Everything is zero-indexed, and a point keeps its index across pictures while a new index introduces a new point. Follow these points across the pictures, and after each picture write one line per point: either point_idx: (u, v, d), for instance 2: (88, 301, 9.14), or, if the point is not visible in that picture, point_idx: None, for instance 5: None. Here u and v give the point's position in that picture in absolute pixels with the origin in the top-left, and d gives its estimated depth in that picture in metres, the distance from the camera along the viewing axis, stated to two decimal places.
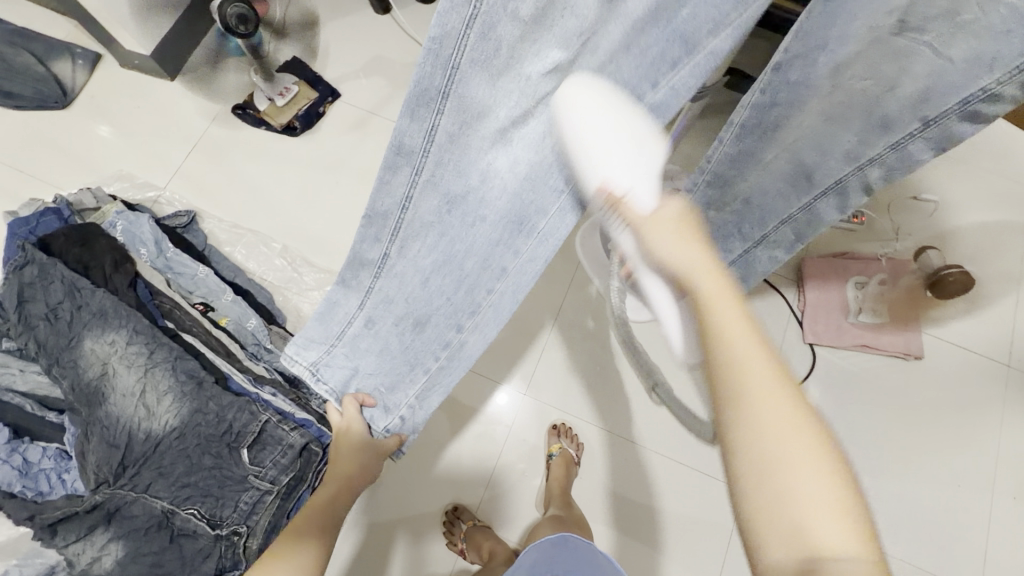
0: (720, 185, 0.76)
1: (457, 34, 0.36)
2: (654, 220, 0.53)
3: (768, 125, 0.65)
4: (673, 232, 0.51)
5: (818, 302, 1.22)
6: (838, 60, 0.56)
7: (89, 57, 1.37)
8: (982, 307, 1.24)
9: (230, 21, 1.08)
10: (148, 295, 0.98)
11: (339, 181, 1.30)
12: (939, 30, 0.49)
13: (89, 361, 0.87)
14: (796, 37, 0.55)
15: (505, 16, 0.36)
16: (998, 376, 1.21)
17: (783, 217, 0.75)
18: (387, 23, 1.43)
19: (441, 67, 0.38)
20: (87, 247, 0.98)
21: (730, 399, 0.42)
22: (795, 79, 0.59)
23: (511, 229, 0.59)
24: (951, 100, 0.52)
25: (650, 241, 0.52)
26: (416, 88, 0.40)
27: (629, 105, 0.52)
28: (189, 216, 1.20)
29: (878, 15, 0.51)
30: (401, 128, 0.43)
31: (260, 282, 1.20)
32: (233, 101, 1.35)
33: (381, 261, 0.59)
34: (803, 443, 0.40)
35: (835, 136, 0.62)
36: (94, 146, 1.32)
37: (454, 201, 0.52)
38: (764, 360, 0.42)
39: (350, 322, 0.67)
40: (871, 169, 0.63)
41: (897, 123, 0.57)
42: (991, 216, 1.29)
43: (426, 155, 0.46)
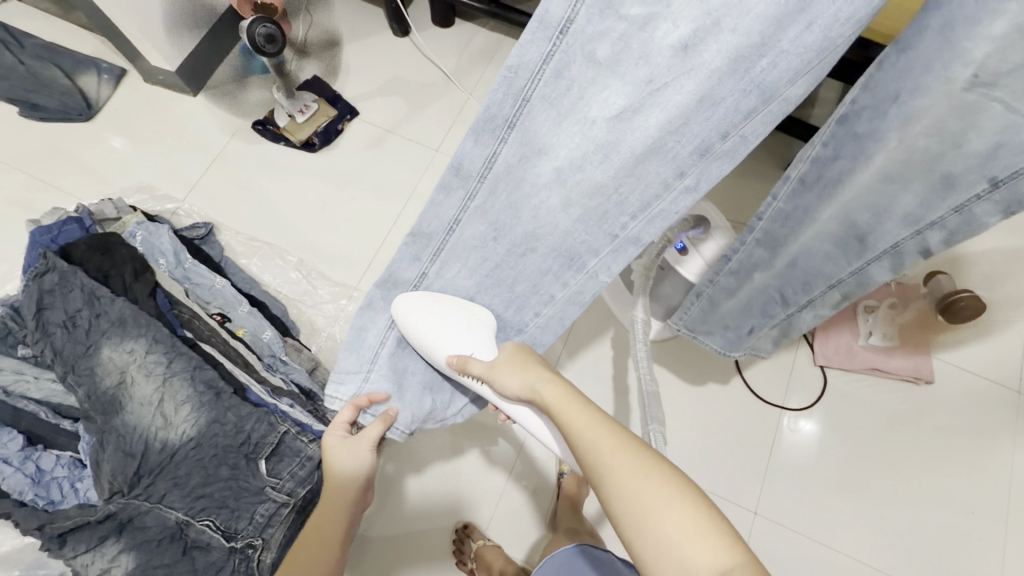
0: (768, 246, 0.69)
1: (536, 66, 0.50)
2: (497, 370, 0.68)
3: (825, 181, 0.59)
4: (516, 368, 0.67)
5: (829, 324, 1.23)
6: (908, 115, 0.49)
7: (114, 72, 1.40)
8: (992, 333, 1.25)
9: (257, 39, 1.11)
10: (167, 305, 0.99)
11: (356, 196, 1.32)
12: (1012, 86, 0.43)
13: (107, 369, 0.87)
14: (869, 84, 0.50)
15: (581, 58, 0.49)
16: (1009, 401, 1.21)
17: (831, 282, 0.69)
18: (406, 45, 1.48)
19: (513, 97, 0.52)
20: (107, 256, 0.99)
21: (601, 478, 0.53)
22: (861, 131, 0.53)
23: (561, 262, 0.68)
24: (1017, 161, 0.47)
25: (499, 377, 0.67)
26: (488, 115, 0.54)
27: (695, 162, 0.57)
28: (207, 228, 1.20)
29: (949, 69, 0.44)
30: (465, 150, 0.57)
31: (275, 295, 1.21)
32: (253, 116, 1.38)
33: (419, 280, 0.71)
34: (660, 483, 0.49)
35: (895, 194, 0.55)
36: (115, 158, 1.34)
37: (500, 231, 0.66)
38: (610, 435, 0.55)
39: (381, 344, 0.75)
40: (932, 232, 0.57)
41: (960, 182, 0.51)
42: (998, 243, 1.31)
43: (482, 179, 0.60)
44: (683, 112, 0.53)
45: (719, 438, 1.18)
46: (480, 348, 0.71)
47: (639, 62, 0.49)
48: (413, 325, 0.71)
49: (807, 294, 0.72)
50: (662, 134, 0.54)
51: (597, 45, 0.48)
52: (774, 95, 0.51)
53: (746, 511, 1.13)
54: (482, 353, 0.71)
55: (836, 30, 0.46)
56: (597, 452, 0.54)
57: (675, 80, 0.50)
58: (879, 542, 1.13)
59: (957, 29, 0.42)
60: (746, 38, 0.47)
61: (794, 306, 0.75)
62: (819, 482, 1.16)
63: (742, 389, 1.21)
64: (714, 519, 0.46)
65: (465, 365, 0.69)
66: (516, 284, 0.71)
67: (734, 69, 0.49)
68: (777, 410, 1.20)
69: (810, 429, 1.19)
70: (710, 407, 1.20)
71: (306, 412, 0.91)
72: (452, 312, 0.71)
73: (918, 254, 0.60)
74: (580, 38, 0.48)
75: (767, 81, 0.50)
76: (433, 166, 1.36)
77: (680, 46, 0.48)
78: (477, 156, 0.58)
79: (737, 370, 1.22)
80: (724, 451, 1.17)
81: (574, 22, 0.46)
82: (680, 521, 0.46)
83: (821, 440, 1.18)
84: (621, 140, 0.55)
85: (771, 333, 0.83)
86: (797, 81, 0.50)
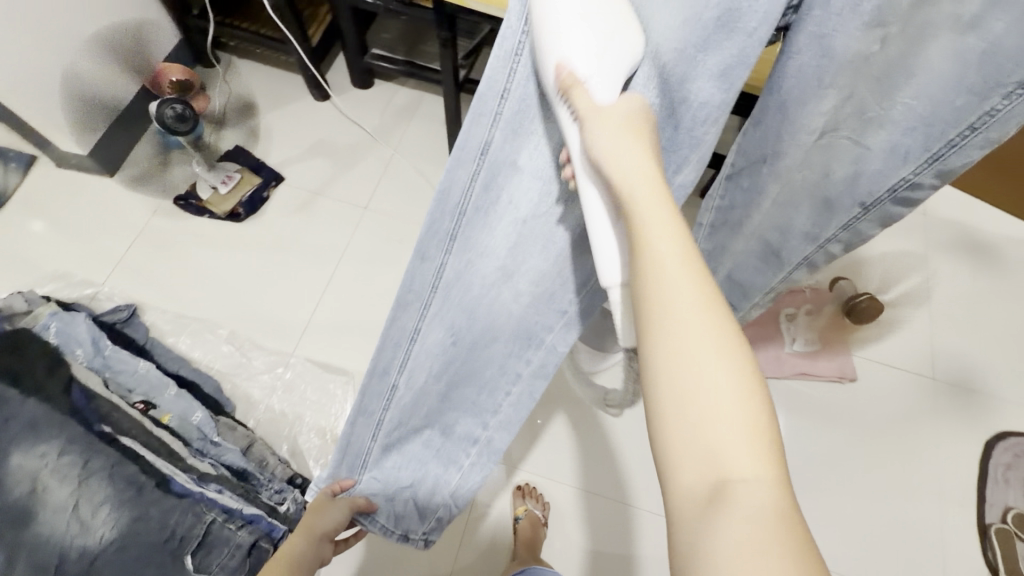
0: (704, 266, 0.70)
1: (464, 184, 0.43)
2: (602, 117, 0.37)
3: (732, 222, 0.62)
4: (617, 139, 0.37)
5: (757, 337, 1.30)
6: (778, 171, 0.53)
7: (23, 160, 1.37)
8: (900, 326, 1.35)
9: (168, 119, 1.12)
10: (83, 399, 0.91)
11: (286, 261, 1.32)
12: (853, 128, 0.49)
13: (17, 477, 0.81)
14: (740, 150, 0.53)
15: (505, 166, 0.43)
16: (925, 388, 1.30)
17: (766, 289, 0.73)
18: (328, 109, 1.51)
19: (448, 211, 0.45)
20: (17, 353, 0.94)
21: (657, 335, 0.33)
22: (746, 185, 0.56)
23: (521, 342, 0.61)
24: (878, 189, 0.53)
25: (597, 132, 0.37)
26: (427, 228, 0.46)
27: None
28: (130, 309, 1.18)
29: (796, 137, 0.49)
30: (412, 267, 0.49)
31: (206, 372, 1.17)
32: (175, 192, 1.37)
33: (391, 394, 0.63)
34: (728, 356, 0.32)
35: (791, 217, 0.60)
36: (26, 247, 1.29)
37: (458, 334, 0.58)
38: (689, 274, 0.33)
39: (369, 450, 0.73)
40: (832, 246, 0.62)
41: (838, 207, 0.57)
42: (893, 243, 1.43)
43: (434, 292, 0.52)
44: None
45: None
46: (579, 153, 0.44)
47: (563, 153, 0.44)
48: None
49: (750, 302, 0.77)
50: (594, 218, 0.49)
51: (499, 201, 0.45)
52: (668, 185, 0.48)
53: None
54: (601, 88, 0.37)
55: (706, 131, 0.43)
56: (664, 307, 0.33)
57: None
58: (826, 540, 1.17)
59: (792, 106, 0.46)
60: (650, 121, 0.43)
61: (742, 308, 0.77)
62: None
63: None
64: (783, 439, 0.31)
65: (570, 88, 0.37)
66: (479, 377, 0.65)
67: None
68: None
69: None
70: None
71: (235, 496, 0.88)
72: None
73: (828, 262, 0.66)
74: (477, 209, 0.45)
75: (671, 155, 0.46)
76: (364, 223, 1.38)
77: None
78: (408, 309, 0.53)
79: None
80: None
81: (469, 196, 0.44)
82: (737, 416, 0.31)
83: None
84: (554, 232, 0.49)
85: None
86: (680, 172, 0.47)
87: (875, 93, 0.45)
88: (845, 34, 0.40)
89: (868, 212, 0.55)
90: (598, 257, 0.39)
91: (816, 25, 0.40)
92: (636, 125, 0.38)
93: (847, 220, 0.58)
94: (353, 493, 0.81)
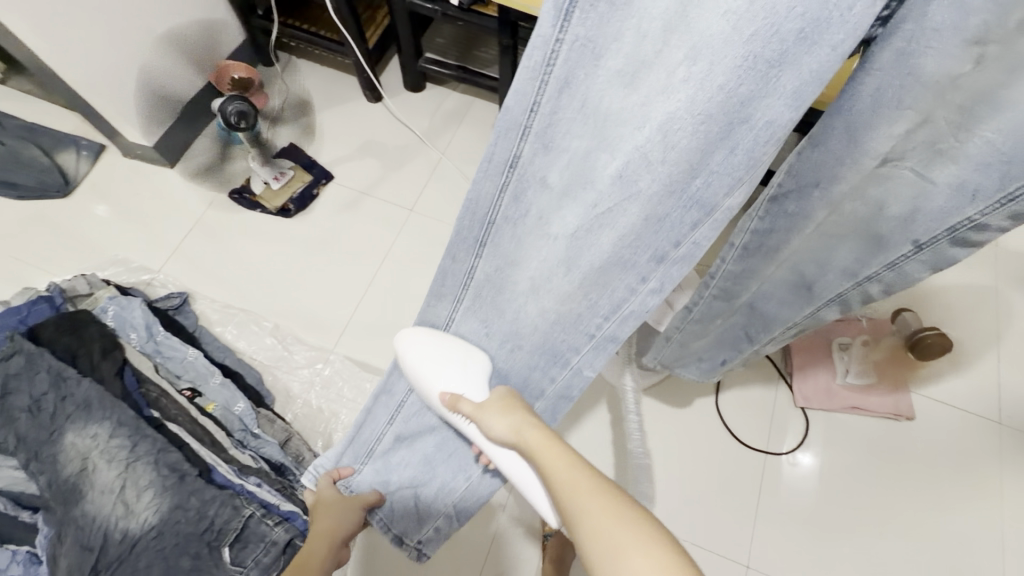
0: (725, 299, 0.69)
1: (492, 198, 0.51)
2: (481, 410, 0.65)
3: (767, 247, 0.60)
4: (508, 418, 0.64)
5: (805, 365, 1.24)
6: (831, 198, 0.52)
7: (93, 148, 1.43)
8: (965, 364, 1.26)
9: (229, 116, 1.16)
10: (135, 383, 0.97)
11: (331, 258, 1.34)
12: (918, 157, 0.46)
13: (69, 456, 0.85)
14: (789, 171, 0.53)
15: (535, 184, 0.49)
16: (991, 432, 1.20)
17: (789, 324, 0.69)
18: (380, 110, 1.53)
19: (480, 220, 0.54)
20: (77, 335, 0.98)
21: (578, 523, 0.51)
22: (792, 209, 0.55)
23: (546, 359, 0.67)
24: (936, 228, 0.49)
25: (490, 421, 0.64)
26: (460, 233, 0.55)
27: (655, 268, 0.53)
28: (182, 298, 1.21)
29: (858, 160, 0.48)
30: (447, 267, 0.59)
31: (250, 362, 1.20)
32: (230, 185, 1.41)
33: (420, 379, 0.72)
34: (636, 536, 0.48)
35: (832, 250, 0.58)
36: (91, 232, 1.35)
37: (492, 330, 0.66)
38: (583, 483, 0.54)
39: (382, 438, 0.79)
40: (871, 285, 0.58)
41: (889, 243, 0.53)
42: (960, 274, 1.34)
43: (466, 290, 0.62)
44: (637, 229, 0.50)
45: (706, 487, 1.16)
46: (471, 389, 0.67)
47: (588, 187, 0.49)
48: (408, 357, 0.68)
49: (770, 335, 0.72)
50: (617, 249, 0.53)
51: (553, 168, 0.48)
52: (717, 207, 0.48)
53: (737, 563, 1.10)
54: (474, 393, 0.67)
55: (765, 151, 0.43)
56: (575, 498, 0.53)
57: (618, 204, 0.49)
58: None
59: (861, 131, 0.46)
60: (677, 165, 0.45)
61: (760, 343, 0.74)
62: (810, 528, 1.13)
63: (725, 435, 1.20)
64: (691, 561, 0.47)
65: (456, 403, 0.66)
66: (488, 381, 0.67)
67: (674, 192, 0.47)
68: (763, 455, 1.18)
69: (809, 461, 1.18)
70: (695, 456, 1.18)
71: (273, 491, 0.89)
72: (450, 357, 0.67)
73: (862, 303, 0.62)
74: (534, 168, 0.48)
75: (707, 198, 0.47)
76: (409, 225, 1.39)
77: (620, 172, 0.47)
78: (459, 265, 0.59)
79: (719, 416, 1.21)
80: (711, 500, 1.15)
81: (523, 156, 0.47)
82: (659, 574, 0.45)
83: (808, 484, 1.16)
84: (580, 254, 0.54)
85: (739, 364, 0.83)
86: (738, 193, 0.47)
87: (951, 129, 0.43)
88: (942, 48, 0.38)
89: (920, 252, 0.52)
90: (535, 510, 0.66)
91: (903, 44, 0.39)
92: (506, 398, 0.66)
93: (890, 260, 0.55)
94: (352, 485, 0.83)
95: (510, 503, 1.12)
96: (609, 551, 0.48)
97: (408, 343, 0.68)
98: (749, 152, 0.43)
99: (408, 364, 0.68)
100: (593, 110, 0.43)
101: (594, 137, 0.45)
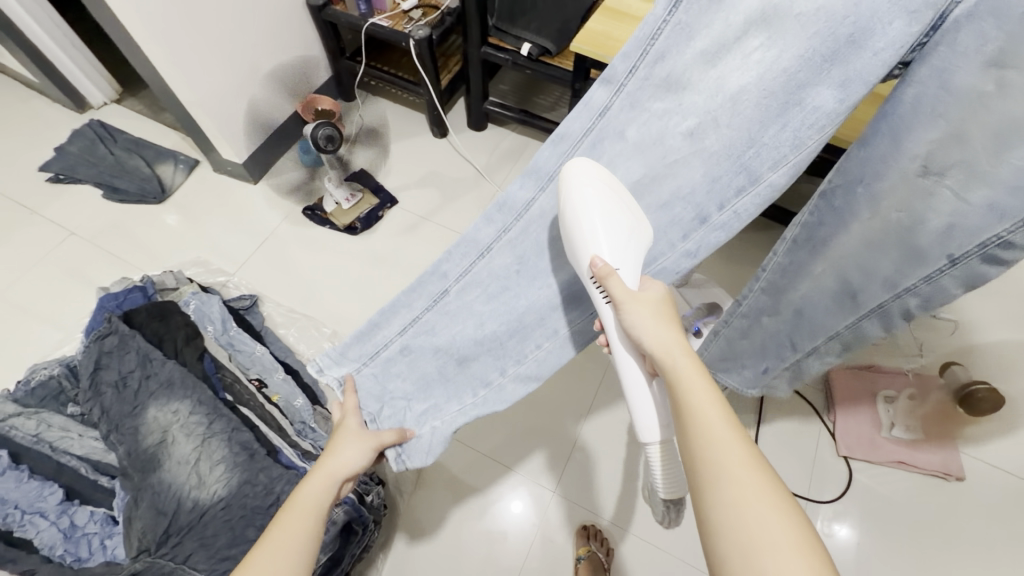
0: (772, 293, 0.73)
1: (578, 136, 0.62)
2: (640, 304, 0.58)
3: (815, 241, 0.64)
4: (658, 324, 0.57)
5: (850, 414, 1.23)
6: (873, 195, 0.54)
7: (189, 162, 1.60)
8: (1018, 429, 1.22)
9: (319, 139, 1.28)
10: (212, 369, 1.06)
11: (389, 275, 1.43)
12: (957, 176, 0.47)
13: (151, 427, 0.92)
14: (843, 168, 0.56)
15: (613, 136, 0.61)
16: None
17: (831, 333, 0.70)
18: (444, 145, 1.66)
19: (558, 160, 0.64)
20: (164, 322, 1.08)
21: (702, 475, 0.48)
22: (837, 204, 0.59)
23: (570, 300, 0.71)
24: (968, 242, 0.49)
25: (636, 317, 0.58)
26: (536, 168, 0.65)
27: (696, 228, 0.63)
28: (252, 299, 1.31)
29: (898, 162, 0.50)
30: (511, 192, 0.67)
31: (307, 364, 1.27)
32: (305, 203, 1.54)
33: (440, 298, 0.74)
34: (758, 480, 0.46)
35: (876, 260, 0.58)
36: (178, 235, 1.49)
37: (523, 264, 0.71)
38: (721, 418, 0.50)
39: (386, 345, 0.77)
40: (911, 298, 0.58)
41: (927, 256, 0.53)
42: (1013, 338, 1.32)
43: (518, 219, 0.68)
44: (692, 190, 0.61)
45: None
46: (628, 267, 0.60)
47: (658, 142, 0.60)
48: (570, 196, 0.59)
49: (814, 344, 0.73)
50: (671, 200, 0.62)
51: (634, 120, 0.60)
52: (761, 177, 0.57)
53: None
54: (628, 276, 0.60)
55: (811, 135, 0.53)
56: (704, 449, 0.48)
57: (684, 158, 0.60)
58: None
59: (901, 133, 0.48)
60: (738, 134, 0.56)
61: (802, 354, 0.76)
62: None
63: None
64: (822, 544, 0.42)
65: (607, 277, 0.58)
66: (515, 295, 0.72)
67: (731, 158, 0.58)
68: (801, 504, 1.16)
69: (846, 533, 1.14)
70: None
71: None
72: (609, 215, 0.59)
73: (903, 318, 0.61)
74: (616, 121, 0.60)
75: (754, 166, 0.57)
76: None
77: (693, 130, 0.58)
78: (489, 231, 0.70)
79: None
80: None
81: (610, 108, 0.60)
82: (780, 529, 0.43)
83: (846, 537, 1.13)
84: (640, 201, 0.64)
85: (785, 378, 0.83)
86: (781, 173, 0.56)
87: (983, 151, 0.44)
88: (962, 68, 0.41)
89: (955, 266, 0.51)
90: (635, 407, 0.64)
91: (940, 61, 0.43)
92: (663, 306, 0.60)
93: (929, 272, 0.54)
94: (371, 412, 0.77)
95: (543, 526, 1.13)
96: (732, 478, 0.46)
97: (577, 169, 0.59)
98: (799, 134, 0.53)
99: (569, 197, 0.59)
100: (688, 71, 0.55)
101: (677, 94, 0.57)
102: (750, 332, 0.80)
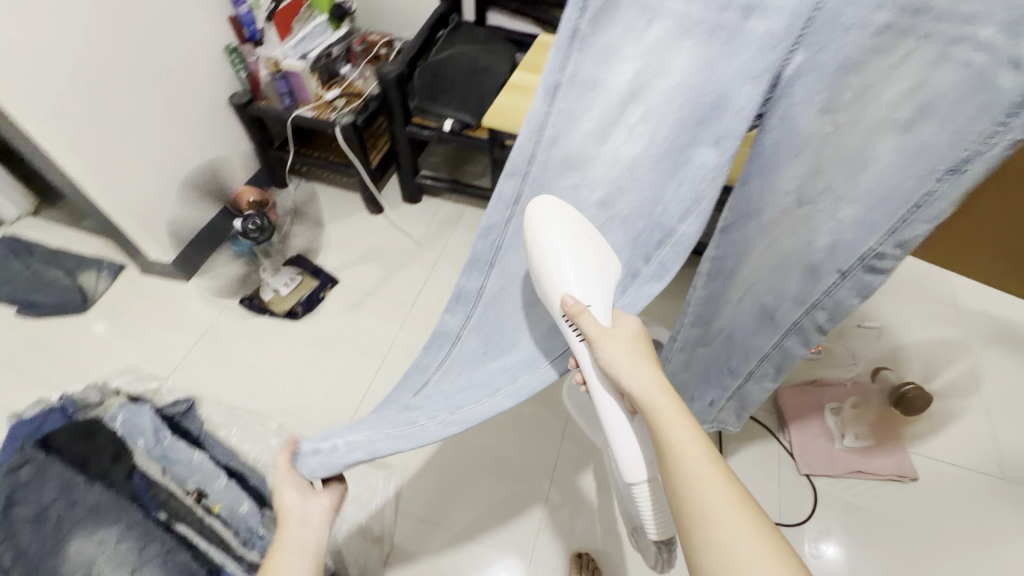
0: (701, 325, 0.76)
1: (500, 226, 0.59)
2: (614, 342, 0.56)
3: (723, 275, 0.67)
4: (632, 365, 0.56)
5: (803, 431, 1.27)
6: (762, 226, 0.59)
7: (113, 267, 1.54)
8: (953, 420, 1.30)
9: (250, 232, 1.28)
10: (143, 486, 0.99)
11: (335, 357, 1.39)
12: (827, 200, 0.52)
13: (72, 565, 0.83)
14: (731, 206, 0.59)
15: None
16: (994, 488, 1.21)
17: (761, 354, 0.73)
18: (380, 219, 1.69)
19: (488, 248, 0.60)
20: (88, 441, 0.99)
21: (693, 519, 0.49)
22: (733, 240, 0.62)
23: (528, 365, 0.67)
24: (851, 257, 0.54)
25: (610, 357, 0.56)
26: (472, 258, 0.60)
27: (630, 281, 0.63)
28: (188, 403, 1.19)
29: (774, 199, 0.55)
30: (459, 284, 0.62)
31: (253, 464, 1.19)
32: (241, 293, 1.50)
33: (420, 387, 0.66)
34: (742, 518, 0.48)
35: (781, 280, 0.62)
36: (104, 345, 1.41)
37: (490, 347, 0.66)
38: (702, 459, 0.51)
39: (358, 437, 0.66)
40: (818, 312, 0.62)
41: (820, 271, 0.57)
42: (928, 336, 1.43)
43: (476, 304, 0.63)
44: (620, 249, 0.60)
45: None
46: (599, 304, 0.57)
47: None
48: (535, 241, 0.55)
49: (750, 366, 0.77)
50: None
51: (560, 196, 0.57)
52: (675, 230, 0.58)
53: None
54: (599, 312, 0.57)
55: (699, 194, 0.53)
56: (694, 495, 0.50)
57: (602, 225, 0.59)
58: None
59: (767, 174, 0.53)
60: (643, 196, 0.56)
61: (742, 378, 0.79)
62: None
63: None
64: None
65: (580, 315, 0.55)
66: (475, 373, 0.65)
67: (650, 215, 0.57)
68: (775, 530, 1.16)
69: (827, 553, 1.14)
70: None
71: None
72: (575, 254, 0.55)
73: (816, 330, 0.65)
74: (531, 205, 0.57)
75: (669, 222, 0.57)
76: (409, 322, 1.47)
77: (602, 200, 0.57)
78: (455, 320, 0.64)
79: None
80: None
81: (522, 196, 0.56)
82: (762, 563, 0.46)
83: (824, 557, 1.13)
84: None
85: (730, 408, 0.88)
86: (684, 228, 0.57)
87: (840, 176, 0.49)
88: (805, 116, 0.47)
89: (847, 278, 0.56)
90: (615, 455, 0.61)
91: (784, 110, 0.47)
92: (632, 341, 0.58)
93: (826, 287, 0.58)
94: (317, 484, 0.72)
95: None
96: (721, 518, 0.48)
97: (542, 215, 0.54)
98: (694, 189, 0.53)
99: (535, 241, 0.54)
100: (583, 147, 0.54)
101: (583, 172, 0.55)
102: (691, 361, 0.84)
